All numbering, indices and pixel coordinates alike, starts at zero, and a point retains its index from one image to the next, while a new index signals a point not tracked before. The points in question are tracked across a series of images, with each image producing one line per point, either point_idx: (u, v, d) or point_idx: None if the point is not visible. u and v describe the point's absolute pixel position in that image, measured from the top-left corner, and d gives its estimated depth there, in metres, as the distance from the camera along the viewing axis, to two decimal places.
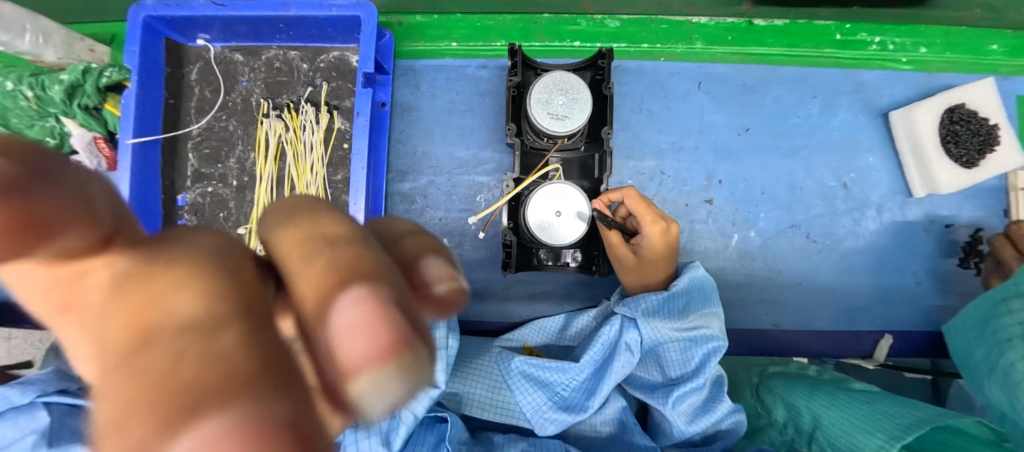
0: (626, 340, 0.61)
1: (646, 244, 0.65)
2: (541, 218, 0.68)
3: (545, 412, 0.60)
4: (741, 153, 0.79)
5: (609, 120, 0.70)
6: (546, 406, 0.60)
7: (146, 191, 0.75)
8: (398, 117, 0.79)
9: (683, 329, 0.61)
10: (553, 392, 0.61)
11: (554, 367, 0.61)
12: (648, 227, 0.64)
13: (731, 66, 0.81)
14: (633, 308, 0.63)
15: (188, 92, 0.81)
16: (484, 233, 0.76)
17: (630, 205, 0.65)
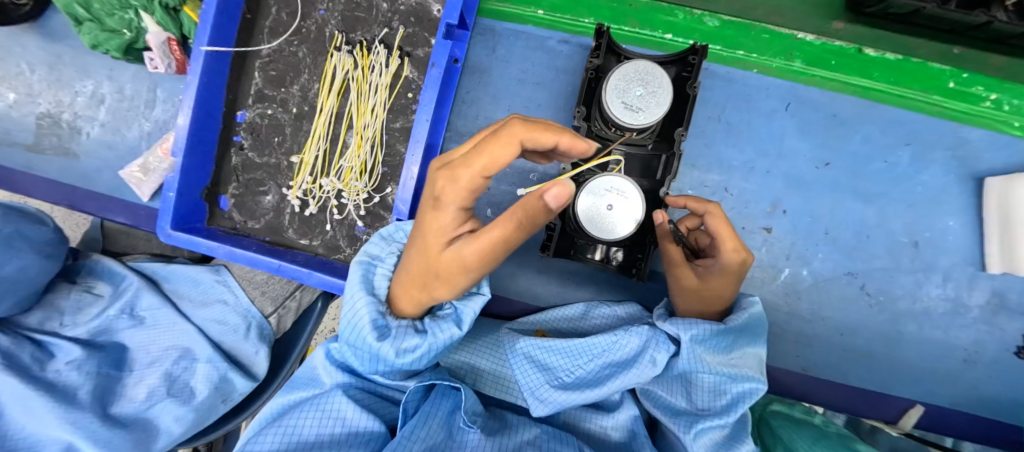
0: (655, 352, 0.57)
1: (715, 272, 0.58)
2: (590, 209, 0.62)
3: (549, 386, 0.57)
4: (814, 187, 0.75)
5: (687, 121, 0.61)
6: (547, 393, 0.56)
7: (211, 101, 0.75)
8: (468, 77, 0.77)
9: (723, 361, 0.55)
10: (563, 371, 0.59)
11: (573, 348, 0.60)
12: (725, 250, 0.56)
13: (826, 92, 0.75)
14: (679, 326, 0.55)
15: (266, 10, 0.80)
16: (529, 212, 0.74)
17: (710, 223, 0.57)
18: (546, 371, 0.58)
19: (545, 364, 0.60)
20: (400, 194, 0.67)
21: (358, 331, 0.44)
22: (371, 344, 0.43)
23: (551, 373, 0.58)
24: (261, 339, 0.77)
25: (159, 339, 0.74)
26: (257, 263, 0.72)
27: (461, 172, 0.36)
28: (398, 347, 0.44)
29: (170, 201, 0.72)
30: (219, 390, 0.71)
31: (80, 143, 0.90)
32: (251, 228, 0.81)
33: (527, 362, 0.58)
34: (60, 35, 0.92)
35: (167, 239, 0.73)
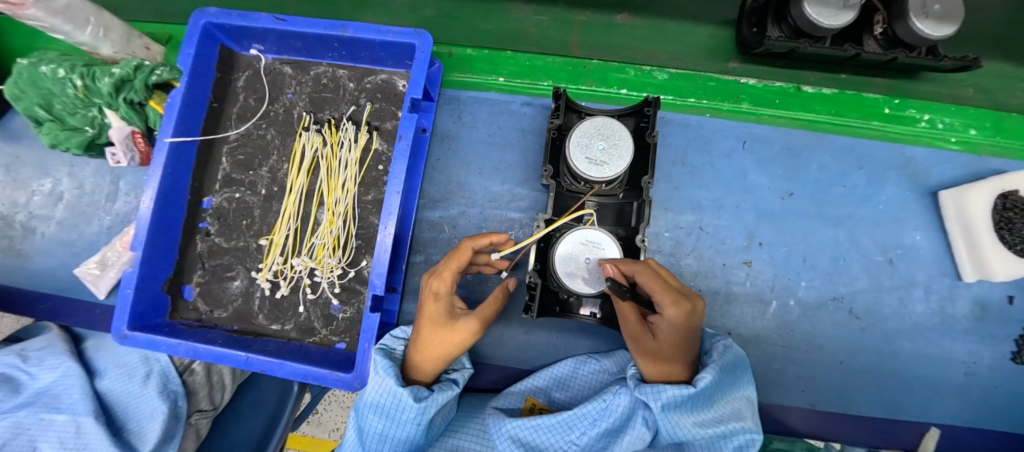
0: (641, 419, 0.52)
1: (665, 328, 0.53)
2: (568, 265, 0.62)
3: None
4: (783, 217, 0.77)
5: (652, 169, 0.63)
6: None
7: (174, 190, 0.73)
8: (437, 143, 0.78)
9: (707, 420, 0.51)
10: (554, 450, 0.55)
11: (559, 423, 0.56)
12: (667, 305, 0.52)
13: (776, 128, 0.80)
14: (648, 396, 0.50)
15: (233, 97, 0.82)
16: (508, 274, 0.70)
17: (642, 282, 0.55)
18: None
19: (534, 445, 0.55)
20: (375, 268, 0.65)
21: (400, 400, 0.51)
22: (408, 404, 0.51)
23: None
24: (165, 397, 0.67)
25: (40, 388, 0.64)
26: (221, 358, 0.67)
27: (440, 281, 0.56)
28: (435, 401, 0.53)
29: (128, 298, 0.67)
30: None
31: (33, 243, 0.86)
32: (218, 318, 0.76)
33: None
34: (19, 137, 0.90)
35: (122, 341, 0.66)
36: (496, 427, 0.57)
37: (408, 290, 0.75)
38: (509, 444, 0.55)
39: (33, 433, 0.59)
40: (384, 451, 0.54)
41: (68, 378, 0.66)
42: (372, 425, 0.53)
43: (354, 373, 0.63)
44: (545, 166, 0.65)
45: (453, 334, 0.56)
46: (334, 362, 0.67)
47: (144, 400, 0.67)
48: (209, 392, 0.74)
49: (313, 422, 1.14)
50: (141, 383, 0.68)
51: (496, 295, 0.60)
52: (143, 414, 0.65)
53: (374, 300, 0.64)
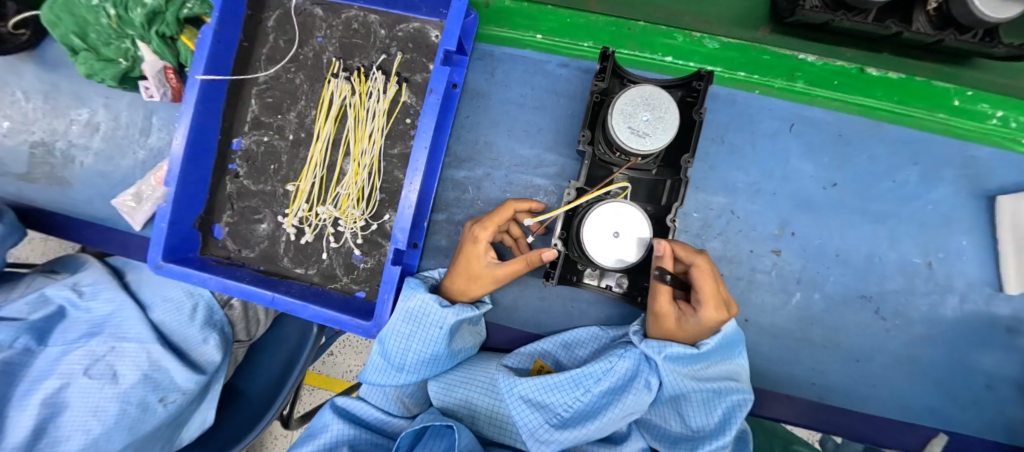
0: (644, 380, 0.55)
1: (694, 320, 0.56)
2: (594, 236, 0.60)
3: (549, 422, 0.55)
4: (822, 208, 0.73)
5: (694, 148, 0.60)
6: (545, 433, 0.54)
7: (205, 129, 0.74)
8: (466, 101, 0.76)
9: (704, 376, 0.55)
10: (561, 404, 0.56)
11: (566, 380, 0.57)
12: (702, 288, 0.55)
13: (829, 112, 0.74)
14: (653, 350, 0.55)
15: (263, 38, 0.80)
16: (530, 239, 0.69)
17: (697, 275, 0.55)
18: (539, 412, 0.56)
19: (542, 399, 0.57)
20: (399, 222, 0.65)
21: (429, 310, 0.60)
22: (435, 312, 0.60)
23: (545, 411, 0.56)
24: (211, 325, 0.75)
25: (104, 318, 0.72)
26: (250, 295, 0.70)
27: (481, 232, 0.61)
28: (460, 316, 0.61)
29: (162, 232, 0.70)
30: (150, 380, 0.67)
31: (73, 171, 0.89)
32: (246, 257, 0.79)
33: (518, 409, 0.56)
34: (57, 64, 0.91)
35: (158, 271, 0.70)
36: (505, 382, 0.58)
37: (429, 247, 0.75)
38: (516, 399, 0.56)
39: (110, 358, 0.68)
40: (409, 361, 0.61)
41: (124, 311, 0.73)
42: (400, 337, 0.60)
43: (373, 321, 0.65)
44: (582, 133, 0.62)
45: (482, 280, 0.62)
46: (355, 309, 0.70)
47: (192, 328, 0.74)
48: (246, 325, 0.82)
49: (328, 362, 1.21)
50: (187, 311, 0.75)
51: (534, 259, 0.60)
52: (196, 341, 0.73)
53: (396, 253, 0.66)
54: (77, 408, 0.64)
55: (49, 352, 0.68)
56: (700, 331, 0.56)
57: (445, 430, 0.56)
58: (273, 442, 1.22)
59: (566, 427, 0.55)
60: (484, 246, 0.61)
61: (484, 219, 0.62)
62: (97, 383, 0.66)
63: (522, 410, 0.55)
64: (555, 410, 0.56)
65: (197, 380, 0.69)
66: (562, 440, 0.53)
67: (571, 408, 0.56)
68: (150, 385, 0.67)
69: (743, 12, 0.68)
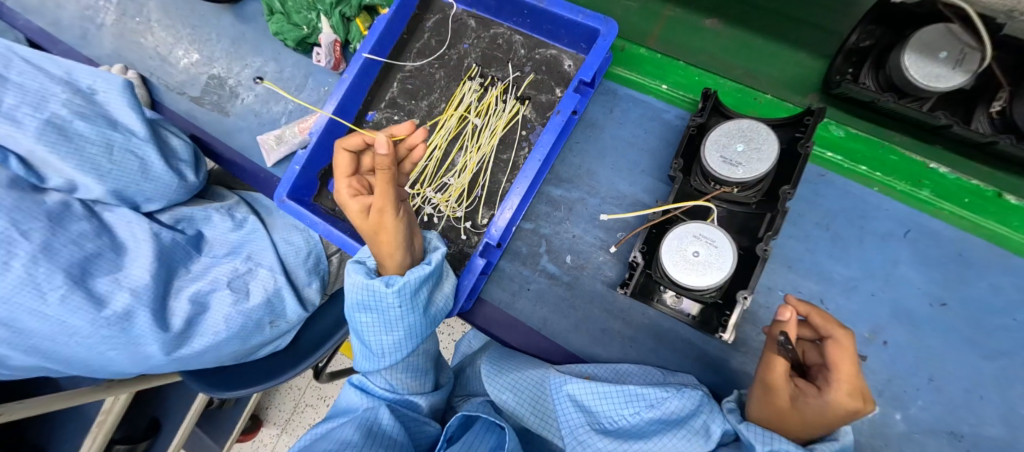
0: (699, 423, 0.54)
1: (817, 408, 0.46)
2: (676, 253, 0.62)
3: (593, 426, 0.58)
4: (924, 325, 0.68)
5: (796, 181, 0.61)
6: (585, 435, 0.58)
7: (352, 98, 0.86)
8: (580, 129, 0.81)
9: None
10: (608, 416, 0.58)
11: (619, 396, 0.58)
12: (845, 381, 0.45)
13: (953, 229, 0.70)
14: (758, 438, 0.48)
15: (420, 33, 0.91)
16: (615, 247, 0.74)
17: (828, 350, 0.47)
18: (582, 414, 0.59)
19: (590, 406, 0.59)
20: (495, 220, 0.71)
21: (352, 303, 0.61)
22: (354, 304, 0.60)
23: (590, 416, 0.59)
24: (314, 274, 0.87)
25: (243, 243, 0.84)
26: (347, 246, 0.78)
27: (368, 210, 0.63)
28: (365, 300, 0.59)
29: (294, 173, 0.81)
30: (270, 303, 0.78)
31: (234, 105, 1.06)
32: (347, 214, 0.88)
33: (563, 406, 0.59)
34: (250, 18, 1.11)
35: (280, 204, 0.81)
36: (556, 381, 0.61)
37: (509, 250, 0.80)
38: (564, 396, 0.59)
39: (246, 278, 0.80)
40: (378, 354, 0.62)
41: (258, 241, 0.85)
42: (355, 331, 0.63)
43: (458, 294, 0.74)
44: (676, 159, 0.69)
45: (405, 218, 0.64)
46: None
47: (306, 270, 0.86)
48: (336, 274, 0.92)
49: None
50: (303, 252, 0.86)
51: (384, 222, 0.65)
52: (305, 281, 0.85)
53: (485, 247, 0.71)
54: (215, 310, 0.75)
55: (201, 261, 0.81)
56: (816, 418, 0.46)
57: (495, 427, 0.60)
58: (292, 390, 1.30)
59: (607, 435, 0.58)
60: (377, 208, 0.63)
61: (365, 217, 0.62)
62: (234, 295, 0.77)
63: (568, 409, 0.58)
64: (599, 418, 0.59)
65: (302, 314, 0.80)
66: (601, 445, 0.56)
67: (616, 422, 0.58)
68: (269, 307, 0.78)
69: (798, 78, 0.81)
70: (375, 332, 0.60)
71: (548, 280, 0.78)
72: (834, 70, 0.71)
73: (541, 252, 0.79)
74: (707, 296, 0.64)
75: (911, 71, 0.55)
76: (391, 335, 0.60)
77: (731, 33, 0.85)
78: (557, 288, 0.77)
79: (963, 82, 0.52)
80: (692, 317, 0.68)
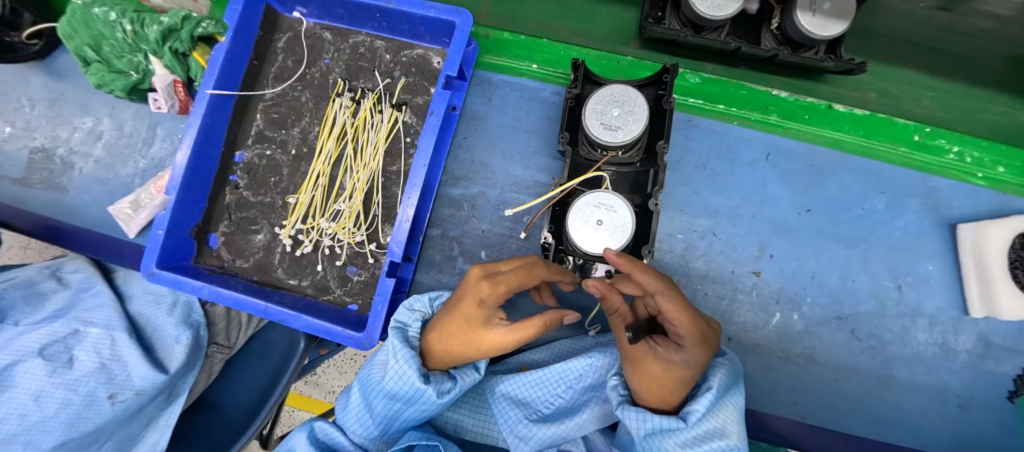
0: None
1: (675, 357, 0.47)
2: (582, 226, 0.62)
3: (530, 417, 0.60)
4: (798, 233, 0.77)
5: (666, 133, 0.65)
6: (524, 429, 0.58)
7: (210, 142, 0.76)
8: (464, 124, 0.80)
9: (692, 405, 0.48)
10: (542, 401, 0.61)
11: (548, 380, 0.60)
12: (679, 321, 0.46)
13: (803, 144, 0.80)
14: (630, 415, 0.48)
15: (273, 57, 0.84)
16: (524, 234, 0.73)
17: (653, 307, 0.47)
18: (520, 409, 0.60)
19: (524, 397, 0.61)
20: (395, 235, 0.68)
21: (381, 379, 0.53)
22: (389, 384, 0.52)
23: (527, 408, 0.60)
24: (186, 328, 0.74)
25: (76, 305, 0.71)
26: (241, 304, 0.70)
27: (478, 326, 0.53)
28: (399, 385, 0.51)
29: (158, 239, 0.70)
30: (105, 372, 0.66)
31: (71, 177, 0.90)
32: (239, 267, 0.79)
33: (501, 407, 0.60)
34: (65, 73, 0.94)
35: (149, 277, 0.70)
36: (492, 386, 0.63)
37: (423, 261, 0.77)
38: (499, 396, 0.61)
39: (70, 342, 0.66)
40: (384, 422, 0.56)
41: (100, 301, 0.72)
42: (365, 398, 0.56)
43: (366, 332, 0.66)
44: (563, 134, 0.68)
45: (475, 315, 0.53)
46: (347, 321, 0.71)
47: (171, 322, 0.74)
48: (226, 326, 0.80)
49: (311, 381, 1.17)
50: (171, 306, 0.76)
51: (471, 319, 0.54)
52: (168, 337, 0.72)
53: (391, 266, 0.67)
54: (19, 392, 0.61)
55: (4, 331, 0.66)
56: (681, 367, 0.47)
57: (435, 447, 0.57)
58: None
59: (545, 422, 0.59)
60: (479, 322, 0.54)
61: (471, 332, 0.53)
62: (48, 366, 0.63)
63: (504, 409, 0.60)
64: (535, 407, 0.61)
65: (158, 379, 0.67)
66: (540, 433, 0.57)
67: (553, 405, 0.61)
68: (106, 378, 0.66)
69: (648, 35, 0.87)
70: (388, 413, 0.55)
71: None
72: (646, 16, 0.78)
73: (455, 255, 0.77)
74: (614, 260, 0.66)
75: (699, 5, 0.65)
76: (409, 418, 0.56)
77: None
78: None
79: (737, 7, 0.64)
80: None
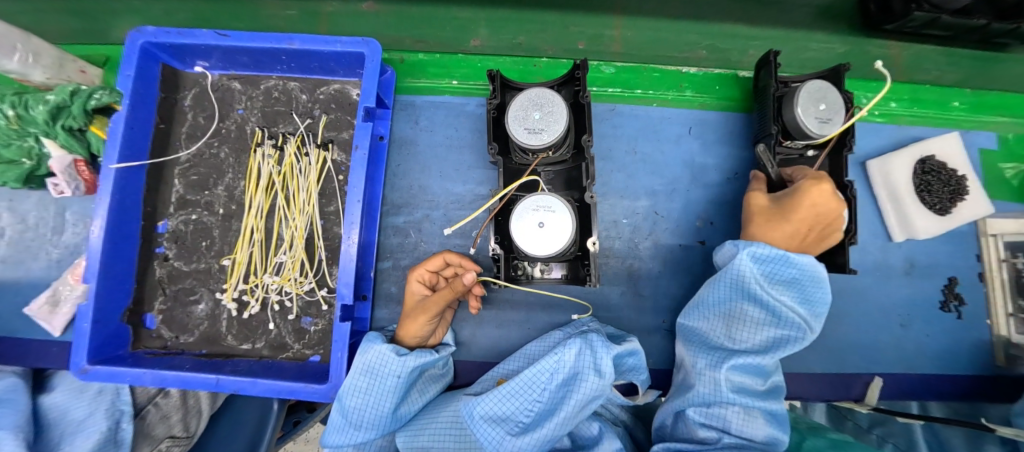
0: (590, 369, 0.60)
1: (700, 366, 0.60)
2: (523, 230, 0.63)
3: (512, 430, 0.58)
4: (734, 197, 0.80)
5: (590, 128, 0.67)
6: (508, 444, 0.57)
7: (125, 218, 0.71)
8: (396, 150, 0.79)
9: (754, 423, 0.52)
10: (521, 411, 0.60)
11: (521, 387, 0.60)
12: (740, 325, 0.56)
13: (721, 114, 0.84)
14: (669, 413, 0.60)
15: (181, 118, 0.80)
16: (473, 248, 0.74)
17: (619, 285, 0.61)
18: (500, 426, 0.58)
19: (501, 412, 0.59)
20: (342, 278, 0.66)
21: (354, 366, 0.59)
22: (360, 367, 0.59)
23: (507, 423, 0.59)
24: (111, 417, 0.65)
25: None
26: (190, 383, 0.65)
27: (415, 307, 0.63)
28: (368, 365, 0.59)
29: (84, 333, 0.65)
30: None
31: None
32: (184, 343, 0.75)
33: (480, 428, 0.58)
34: None
35: (82, 376, 0.64)
36: (464, 409, 0.60)
37: (380, 297, 0.76)
38: (476, 417, 0.58)
39: None
40: (363, 421, 0.59)
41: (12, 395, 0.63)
42: (340, 401, 0.59)
43: (329, 384, 0.64)
44: (491, 144, 0.69)
45: (415, 298, 0.63)
46: (308, 375, 0.68)
47: (98, 413, 0.65)
48: (183, 417, 0.71)
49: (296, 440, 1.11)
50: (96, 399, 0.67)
51: (411, 301, 0.63)
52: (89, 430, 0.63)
53: (344, 309, 0.66)
54: None
55: None
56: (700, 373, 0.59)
57: None
58: None
59: (527, 432, 0.58)
60: (415, 303, 0.63)
61: (412, 314, 0.63)
62: None
63: (484, 429, 0.57)
64: (515, 419, 0.59)
65: None
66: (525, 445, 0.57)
67: (531, 412, 0.60)
68: None
69: (558, 35, 0.89)
70: (358, 401, 0.58)
71: None
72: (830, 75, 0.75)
73: None
74: (562, 259, 0.67)
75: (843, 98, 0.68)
76: (376, 408, 0.59)
77: (445, 10, 0.87)
78: None
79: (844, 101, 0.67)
80: (565, 276, 0.71)
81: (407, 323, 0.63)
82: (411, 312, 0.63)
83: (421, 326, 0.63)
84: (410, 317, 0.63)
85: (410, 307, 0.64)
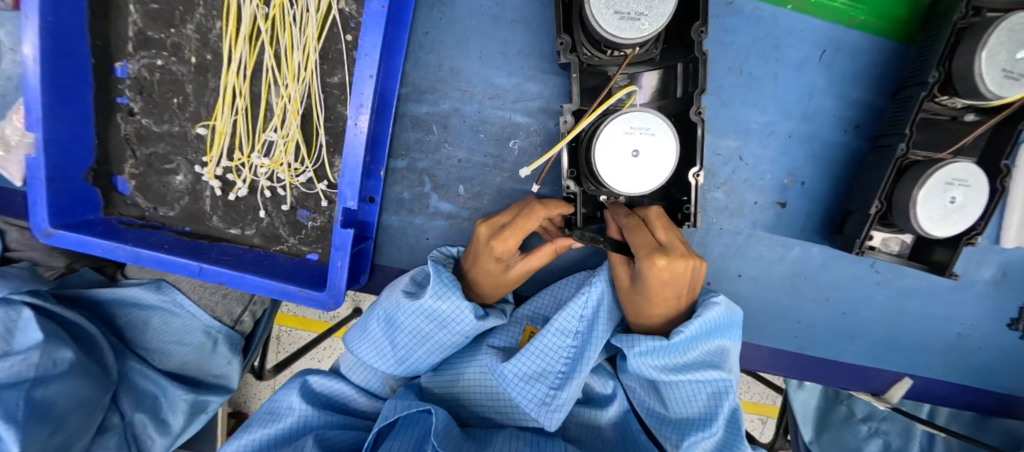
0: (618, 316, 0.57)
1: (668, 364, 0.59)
2: (609, 158, 0.47)
3: (552, 381, 0.53)
4: (842, 155, 0.63)
5: (705, 12, 0.46)
6: (551, 395, 0.52)
7: (68, 50, 0.55)
8: (424, 12, 0.59)
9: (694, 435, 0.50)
10: (559, 356, 0.55)
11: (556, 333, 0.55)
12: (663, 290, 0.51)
13: (871, 35, 0.60)
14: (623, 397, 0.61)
15: None
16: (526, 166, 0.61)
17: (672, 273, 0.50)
18: (537, 379, 0.53)
19: (535, 365, 0.54)
20: (346, 176, 0.53)
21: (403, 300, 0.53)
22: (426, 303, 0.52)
23: (545, 376, 0.54)
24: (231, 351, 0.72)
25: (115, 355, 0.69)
26: (170, 266, 0.57)
27: (495, 264, 0.54)
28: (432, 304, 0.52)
29: (39, 191, 0.54)
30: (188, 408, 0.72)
31: None
32: (164, 216, 0.65)
33: (516, 385, 0.52)
34: None
35: (48, 239, 0.56)
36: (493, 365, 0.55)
37: (390, 200, 0.65)
38: (510, 375, 0.53)
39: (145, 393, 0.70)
40: (408, 357, 0.55)
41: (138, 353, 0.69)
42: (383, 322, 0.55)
43: (327, 291, 0.56)
44: (561, 36, 0.49)
45: (499, 257, 0.53)
46: (303, 277, 0.60)
47: (218, 357, 0.71)
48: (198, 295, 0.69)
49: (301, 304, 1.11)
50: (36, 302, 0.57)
51: (491, 258, 0.53)
52: (220, 370, 0.72)
53: (346, 214, 0.54)
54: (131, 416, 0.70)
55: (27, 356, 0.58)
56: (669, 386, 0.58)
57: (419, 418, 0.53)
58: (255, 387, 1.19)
59: (569, 381, 0.53)
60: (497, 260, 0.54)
61: (482, 267, 0.55)
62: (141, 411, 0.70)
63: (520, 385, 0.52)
64: (553, 372, 0.54)
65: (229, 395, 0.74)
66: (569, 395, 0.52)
67: (567, 358, 0.55)
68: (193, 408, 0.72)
69: None
70: (414, 339, 0.55)
71: (444, 221, 0.65)
72: None
73: (427, 191, 0.64)
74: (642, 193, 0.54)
75: None
76: (430, 351, 0.56)
77: None
78: (458, 226, 0.65)
79: None
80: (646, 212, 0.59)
81: (479, 277, 0.56)
82: (485, 267, 0.55)
83: (490, 287, 0.57)
84: (481, 273, 0.55)
85: (485, 263, 0.54)
